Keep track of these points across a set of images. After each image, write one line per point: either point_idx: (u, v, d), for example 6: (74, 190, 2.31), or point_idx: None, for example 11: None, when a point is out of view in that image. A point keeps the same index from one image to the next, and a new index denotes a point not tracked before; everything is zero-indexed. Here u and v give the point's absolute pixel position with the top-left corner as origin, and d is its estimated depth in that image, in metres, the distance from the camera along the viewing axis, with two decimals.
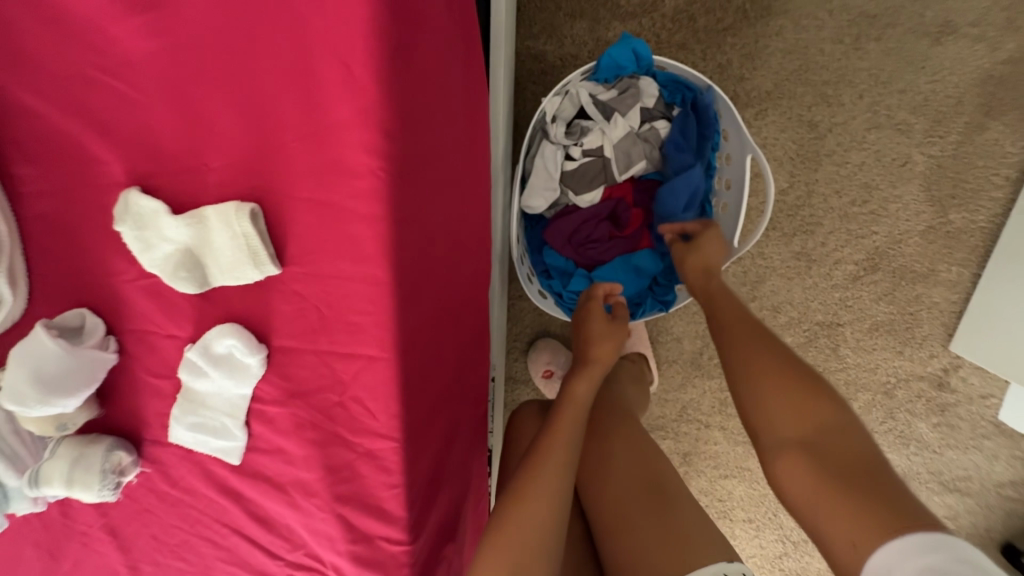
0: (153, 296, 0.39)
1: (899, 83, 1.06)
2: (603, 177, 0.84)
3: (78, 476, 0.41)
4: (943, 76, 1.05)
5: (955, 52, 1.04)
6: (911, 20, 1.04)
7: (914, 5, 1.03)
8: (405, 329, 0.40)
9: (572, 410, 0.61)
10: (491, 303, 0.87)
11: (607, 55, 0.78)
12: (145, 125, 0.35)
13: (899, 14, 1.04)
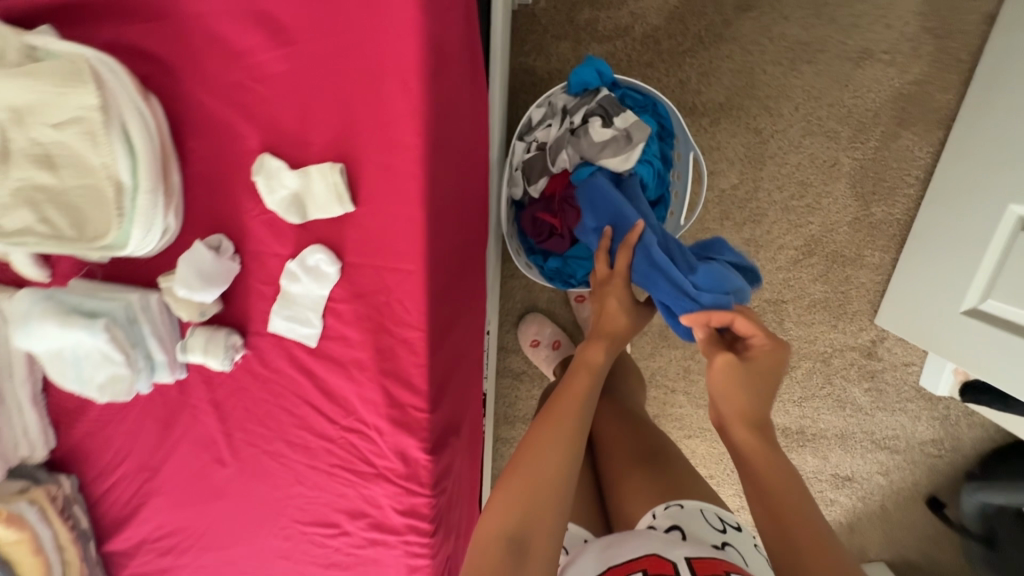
0: (268, 226, 0.59)
1: (828, 100, 1.26)
2: (546, 169, 1.03)
3: (210, 349, 0.62)
4: (864, 93, 1.25)
5: (872, 74, 1.24)
6: (837, 48, 1.24)
7: (837, 34, 1.23)
8: (432, 251, 0.60)
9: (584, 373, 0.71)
10: (488, 269, 1.08)
11: (574, 74, 1.00)
12: (272, 113, 0.55)
13: (827, 42, 1.24)
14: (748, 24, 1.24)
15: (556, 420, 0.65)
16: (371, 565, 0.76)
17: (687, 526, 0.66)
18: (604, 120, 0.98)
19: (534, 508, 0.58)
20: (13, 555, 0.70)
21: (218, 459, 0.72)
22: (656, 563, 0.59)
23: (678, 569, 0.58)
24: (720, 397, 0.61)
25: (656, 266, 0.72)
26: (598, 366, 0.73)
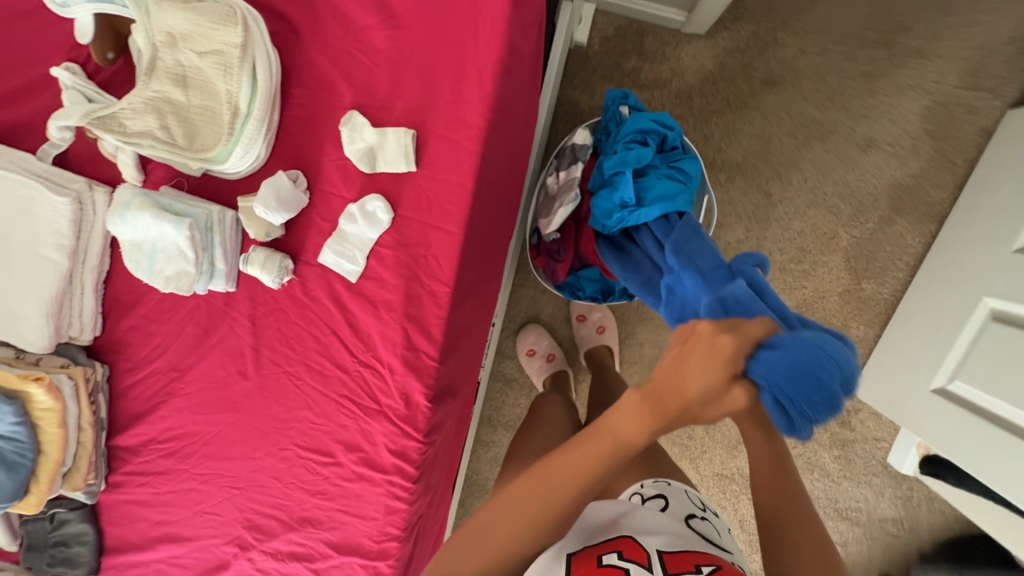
0: (340, 171, 0.70)
1: (834, 178, 1.39)
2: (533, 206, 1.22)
3: (266, 267, 0.71)
4: (867, 178, 1.38)
5: (876, 162, 1.38)
6: (848, 133, 1.38)
7: (849, 122, 1.37)
8: (470, 218, 0.70)
9: (595, 447, 0.52)
10: (505, 266, 1.18)
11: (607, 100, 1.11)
12: (368, 81, 0.67)
13: (839, 127, 1.38)
14: (772, 98, 1.38)
15: (528, 495, 0.53)
16: (354, 499, 0.83)
17: (672, 500, 0.69)
18: (557, 174, 1.10)
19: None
20: (43, 421, 0.78)
21: (241, 373, 0.80)
22: (631, 551, 0.58)
23: (651, 561, 0.57)
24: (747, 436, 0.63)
25: (806, 403, 0.46)
26: (627, 443, 0.51)
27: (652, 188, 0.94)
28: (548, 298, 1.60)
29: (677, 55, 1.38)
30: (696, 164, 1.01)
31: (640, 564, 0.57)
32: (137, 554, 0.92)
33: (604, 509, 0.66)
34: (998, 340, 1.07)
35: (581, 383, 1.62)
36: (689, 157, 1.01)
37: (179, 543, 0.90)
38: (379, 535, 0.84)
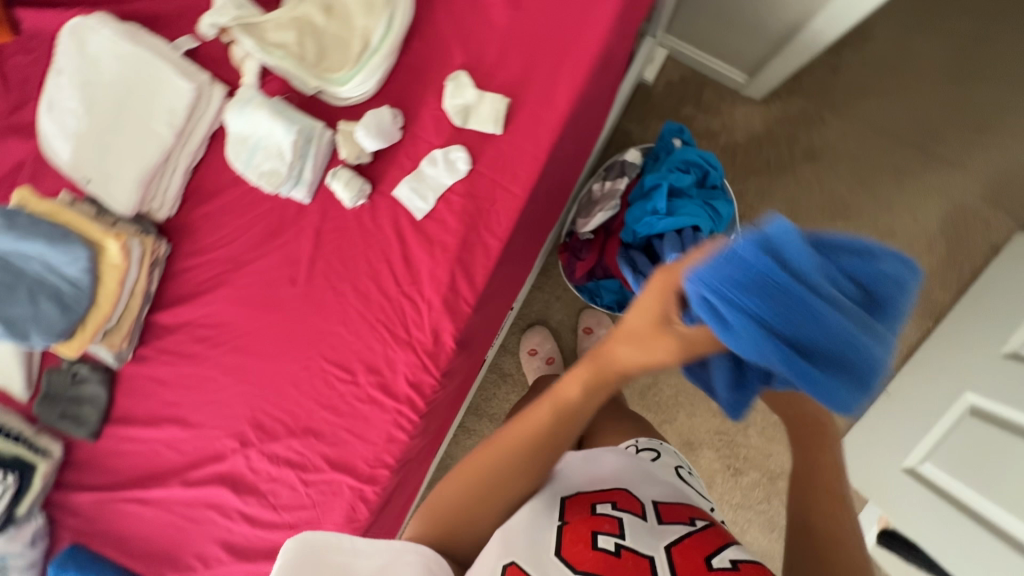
0: (433, 120, 0.79)
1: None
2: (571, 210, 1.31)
3: (349, 185, 0.80)
4: None
5: (890, 250, 1.47)
6: (870, 219, 1.48)
7: (872, 208, 1.48)
8: (536, 186, 0.79)
9: (547, 403, 0.60)
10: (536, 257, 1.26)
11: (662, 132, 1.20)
12: (479, 49, 0.77)
13: (863, 210, 1.48)
14: (808, 171, 1.49)
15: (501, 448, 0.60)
16: (359, 420, 0.89)
17: (663, 454, 0.78)
18: (603, 182, 1.20)
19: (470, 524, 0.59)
20: (106, 276, 0.84)
21: (291, 279, 0.88)
22: (625, 502, 0.62)
23: (644, 511, 0.62)
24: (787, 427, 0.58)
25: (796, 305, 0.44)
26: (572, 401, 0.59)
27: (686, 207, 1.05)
28: (560, 305, 1.68)
29: (731, 112, 1.50)
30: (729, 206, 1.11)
31: (634, 512, 0.61)
32: (141, 429, 0.98)
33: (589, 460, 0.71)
34: (974, 434, 1.14)
35: None
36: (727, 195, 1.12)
37: (184, 426, 0.96)
38: (372, 460, 0.89)
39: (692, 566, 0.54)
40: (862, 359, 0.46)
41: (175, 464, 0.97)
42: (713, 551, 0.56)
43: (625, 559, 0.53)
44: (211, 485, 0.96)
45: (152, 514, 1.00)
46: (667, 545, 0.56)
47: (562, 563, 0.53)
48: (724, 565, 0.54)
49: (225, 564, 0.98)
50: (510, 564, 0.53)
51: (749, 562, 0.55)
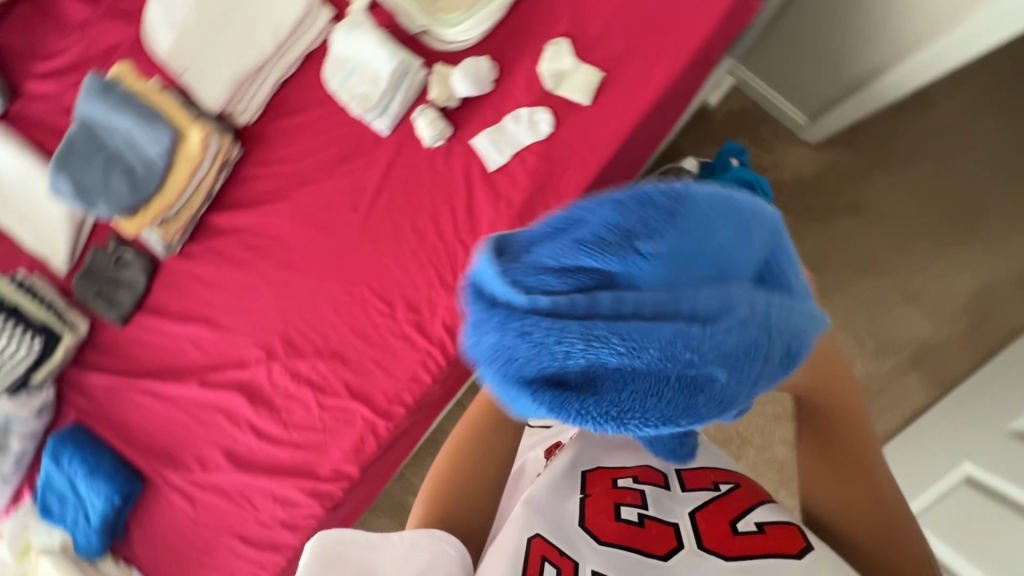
0: (526, 81, 0.82)
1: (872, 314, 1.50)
2: None
3: (432, 125, 0.83)
4: (899, 325, 1.51)
5: (911, 315, 1.50)
6: (897, 281, 1.51)
7: (902, 271, 1.51)
8: (609, 162, 0.82)
9: None
10: None
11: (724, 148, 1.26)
12: (583, 23, 0.81)
13: (892, 271, 1.51)
14: (846, 223, 1.52)
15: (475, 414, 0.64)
16: (387, 355, 0.91)
17: None
18: None
19: (472, 495, 0.58)
20: (181, 162, 0.89)
21: (353, 205, 0.90)
22: (645, 473, 0.62)
23: (667, 479, 0.61)
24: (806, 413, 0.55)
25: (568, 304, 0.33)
26: None
27: None
28: None
29: (783, 151, 1.54)
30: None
31: (656, 483, 0.60)
32: (171, 323, 0.99)
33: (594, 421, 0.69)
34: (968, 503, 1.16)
35: None
36: None
37: (214, 328, 0.98)
38: (391, 396, 0.91)
39: (719, 534, 0.54)
40: (732, 285, 0.33)
41: (196, 364, 0.99)
42: (738, 514, 0.56)
43: (648, 528, 0.56)
44: (227, 391, 0.98)
45: (162, 408, 1.01)
46: (691, 511, 0.57)
47: (587, 535, 0.55)
48: (751, 529, 0.54)
49: (222, 471, 0.99)
50: (534, 538, 0.53)
51: (779, 521, 0.55)
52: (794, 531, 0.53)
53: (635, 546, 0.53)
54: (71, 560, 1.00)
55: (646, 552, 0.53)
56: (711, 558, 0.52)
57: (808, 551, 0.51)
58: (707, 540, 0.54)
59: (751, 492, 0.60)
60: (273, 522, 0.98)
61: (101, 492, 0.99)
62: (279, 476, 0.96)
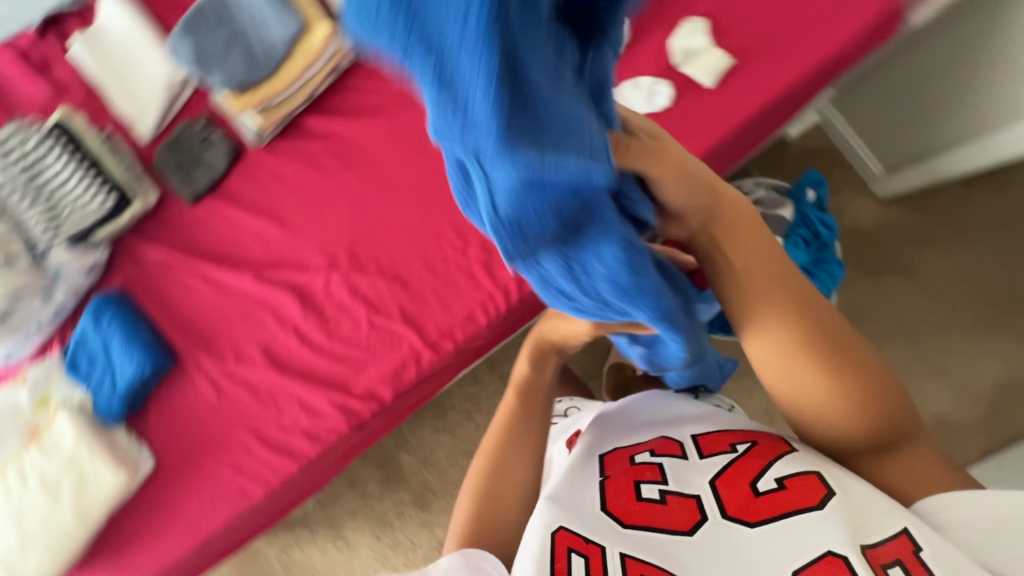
0: (652, 51, 0.83)
1: (908, 376, 1.47)
2: None
3: None
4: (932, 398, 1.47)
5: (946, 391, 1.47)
6: (940, 354, 1.48)
7: (947, 345, 1.48)
8: (718, 148, 0.81)
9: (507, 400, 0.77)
10: None
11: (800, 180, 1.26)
12: (722, 10, 0.82)
13: (937, 343, 1.48)
14: (897, 284, 1.52)
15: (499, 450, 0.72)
16: (449, 288, 0.92)
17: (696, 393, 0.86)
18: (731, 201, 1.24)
19: (500, 500, 0.68)
20: (300, 53, 0.96)
21: None
22: (662, 447, 0.69)
23: (684, 450, 0.69)
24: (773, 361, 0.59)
25: None
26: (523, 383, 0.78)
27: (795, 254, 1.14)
28: None
29: (849, 200, 1.54)
30: (839, 267, 1.19)
31: (673, 454, 0.68)
32: (240, 213, 1.00)
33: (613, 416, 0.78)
34: None
35: None
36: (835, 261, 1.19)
37: (283, 226, 0.99)
38: (443, 330, 0.92)
39: (740, 497, 0.62)
40: None
41: (254, 258, 1.00)
42: (759, 474, 0.63)
43: (671, 503, 0.63)
44: (281, 290, 0.99)
45: (209, 294, 1.02)
46: (711, 479, 0.64)
47: (612, 518, 0.62)
48: (772, 487, 0.62)
49: (255, 368, 0.99)
50: (558, 530, 0.60)
51: (800, 472, 0.62)
52: (815, 479, 0.60)
53: (656, 522, 0.61)
54: (88, 419, 1.01)
55: (670, 527, 0.61)
56: (733, 524, 0.60)
57: (829, 499, 0.58)
58: (729, 508, 0.61)
59: (772, 444, 0.67)
60: (294, 428, 0.98)
61: (134, 359, 0.99)
62: (311, 384, 0.96)
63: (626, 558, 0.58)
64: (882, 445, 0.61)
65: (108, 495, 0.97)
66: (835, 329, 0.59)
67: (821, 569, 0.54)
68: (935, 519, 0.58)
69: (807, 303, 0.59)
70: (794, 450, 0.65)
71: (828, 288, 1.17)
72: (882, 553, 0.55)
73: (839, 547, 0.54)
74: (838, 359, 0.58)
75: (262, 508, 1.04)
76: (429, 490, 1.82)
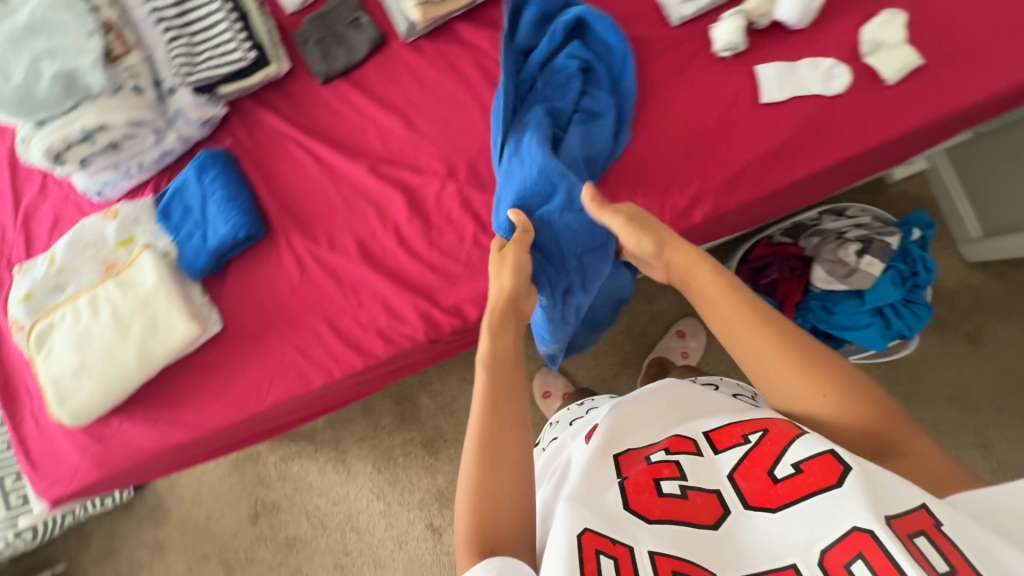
0: (836, 34, 0.81)
1: (957, 444, 1.43)
2: (776, 224, 1.32)
3: (732, 32, 0.81)
4: (976, 472, 1.44)
5: (993, 469, 1.43)
6: (996, 431, 1.43)
7: (1004, 424, 1.43)
8: (881, 146, 0.79)
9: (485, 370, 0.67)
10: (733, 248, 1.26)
11: (915, 216, 1.22)
12: (922, 10, 0.80)
13: (994, 419, 1.44)
14: (966, 350, 1.48)
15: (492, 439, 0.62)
16: None
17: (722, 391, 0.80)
18: (836, 222, 1.21)
19: (497, 492, 0.60)
20: None
21: (605, 71, 0.88)
22: (676, 445, 0.63)
23: (699, 448, 0.63)
24: (754, 359, 0.64)
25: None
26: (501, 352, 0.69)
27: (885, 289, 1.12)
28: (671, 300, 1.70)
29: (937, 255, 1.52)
30: (926, 312, 1.16)
31: (690, 452, 0.62)
32: (369, 103, 1.00)
33: (622, 413, 0.72)
34: None
35: (622, 376, 1.69)
36: (926, 304, 1.16)
37: (408, 124, 0.98)
38: None
39: (761, 488, 0.56)
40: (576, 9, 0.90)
41: (372, 151, 0.99)
42: (775, 459, 0.57)
43: (693, 499, 0.57)
44: (391, 188, 0.98)
45: (318, 176, 1.01)
46: (729, 474, 0.59)
47: (636, 516, 0.56)
48: (788, 472, 0.56)
49: (345, 257, 0.99)
50: (585, 533, 0.54)
51: (817, 452, 0.55)
52: (831, 456, 0.54)
53: (682, 520, 0.56)
54: (171, 266, 1.00)
55: (695, 523, 0.56)
56: (756, 516, 0.55)
57: (847, 475, 0.52)
58: (751, 499, 0.56)
59: (785, 427, 0.60)
60: (370, 326, 0.98)
61: (230, 221, 0.98)
62: (399, 285, 0.96)
63: (655, 555, 0.53)
64: (881, 445, 0.59)
65: (173, 345, 0.96)
66: (800, 331, 0.64)
67: (849, 549, 0.48)
68: (974, 510, 0.51)
69: (768, 307, 0.65)
70: (806, 432, 0.58)
71: (911, 329, 1.15)
72: (907, 522, 0.49)
73: (865, 523, 0.48)
74: (795, 352, 0.62)
75: (313, 398, 1.03)
76: (441, 436, 1.82)
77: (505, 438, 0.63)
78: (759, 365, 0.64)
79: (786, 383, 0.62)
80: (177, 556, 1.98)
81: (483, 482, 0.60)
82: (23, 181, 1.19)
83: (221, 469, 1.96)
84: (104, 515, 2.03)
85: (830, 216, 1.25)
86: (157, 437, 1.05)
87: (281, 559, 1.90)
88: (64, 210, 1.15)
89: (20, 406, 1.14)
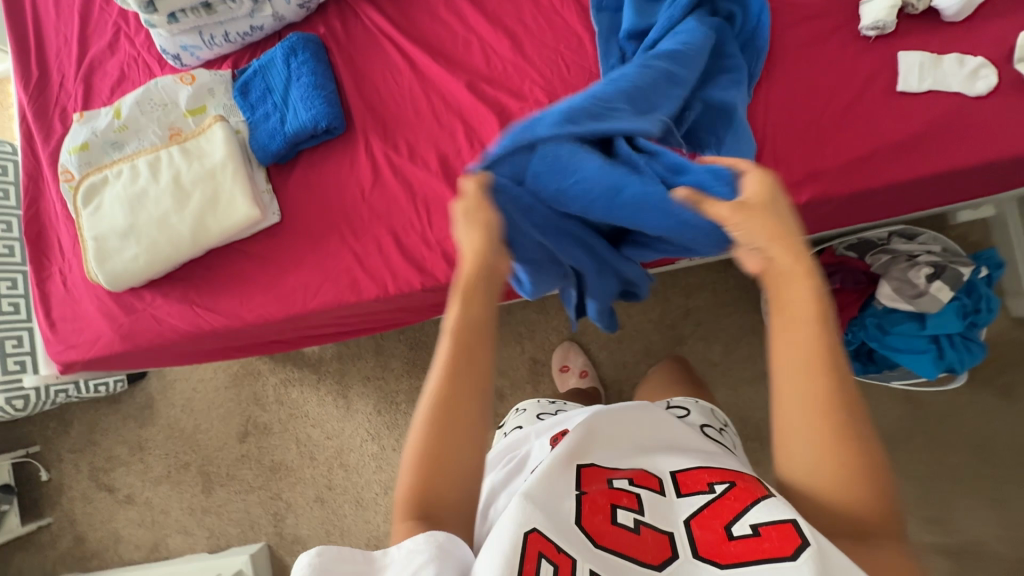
0: (987, 35, 0.78)
1: None
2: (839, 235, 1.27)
3: (883, 9, 0.78)
4: None
5: None
6: None
7: None
8: (1017, 157, 0.76)
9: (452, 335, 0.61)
10: None
11: (984, 253, 1.19)
12: None
13: None
14: None
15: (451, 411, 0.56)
16: None
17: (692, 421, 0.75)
18: (906, 242, 1.17)
19: (441, 467, 0.55)
20: None
21: (737, 30, 0.84)
22: (641, 477, 0.57)
23: (662, 486, 0.57)
24: (785, 396, 0.51)
25: None
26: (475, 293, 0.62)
27: (944, 316, 1.12)
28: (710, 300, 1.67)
29: None
30: (980, 351, 1.14)
31: (651, 489, 0.56)
32: (480, 18, 0.96)
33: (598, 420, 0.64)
34: None
35: (643, 365, 1.62)
36: (978, 342, 1.15)
37: (517, 47, 0.94)
38: None
39: (714, 540, 0.50)
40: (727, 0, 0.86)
41: (473, 68, 0.95)
42: (736, 515, 0.51)
43: (645, 536, 0.52)
44: (485, 109, 0.94)
45: (411, 82, 0.97)
46: (686, 519, 0.53)
47: (584, 535, 0.51)
48: (746, 532, 0.50)
49: (424, 170, 0.95)
50: (531, 532, 0.50)
51: (779, 518, 0.49)
52: (791, 526, 0.47)
53: (627, 554, 0.51)
54: (239, 144, 0.95)
55: (640, 560, 0.51)
56: (704, 568, 0.49)
57: (804, 550, 0.45)
58: (701, 548, 0.50)
59: (753, 484, 0.53)
60: (437, 247, 0.93)
61: (312, 109, 0.94)
62: None
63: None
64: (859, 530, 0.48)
65: (229, 227, 0.92)
66: (848, 378, 0.50)
67: None
68: None
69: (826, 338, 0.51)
70: (773, 495, 0.51)
71: (961, 363, 1.13)
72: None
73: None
74: (837, 414, 0.49)
75: (356, 310, 0.98)
76: None
77: (459, 403, 0.57)
78: (784, 409, 0.51)
79: (808, 441, 0.50)
80: (157, 459, 1.94)
81: (425, 458, 0.55)
82: (94, 31, 1.13)
83: (219, 381, 1.92)
84: (89, 405, 1.98)
85: (901, 236, 1.20)
86: (188, 320, 1.00)
87: (262, 482, 1.87)
88: (132, 70, 1.10)
89: (50, 262, 1.09)
